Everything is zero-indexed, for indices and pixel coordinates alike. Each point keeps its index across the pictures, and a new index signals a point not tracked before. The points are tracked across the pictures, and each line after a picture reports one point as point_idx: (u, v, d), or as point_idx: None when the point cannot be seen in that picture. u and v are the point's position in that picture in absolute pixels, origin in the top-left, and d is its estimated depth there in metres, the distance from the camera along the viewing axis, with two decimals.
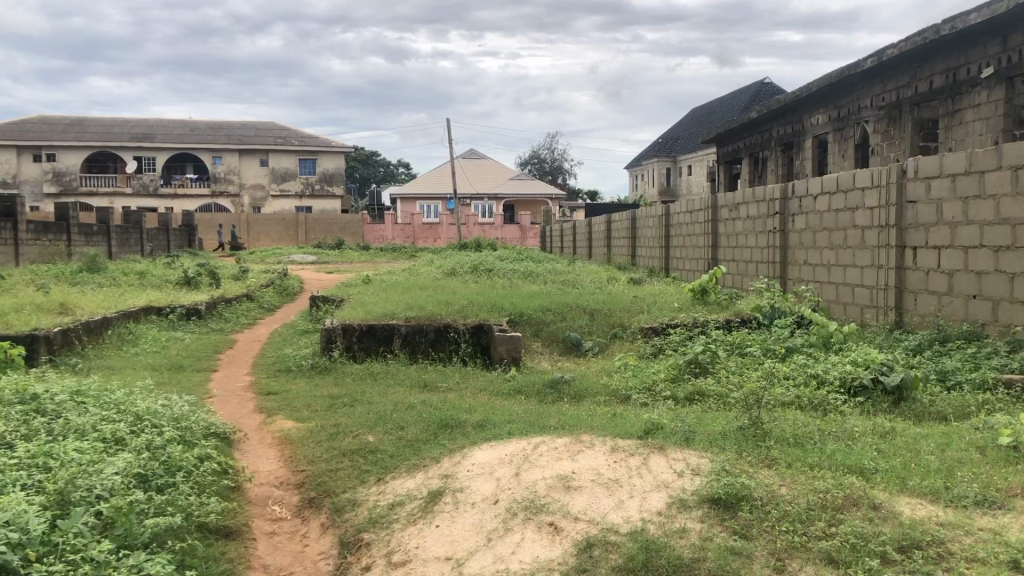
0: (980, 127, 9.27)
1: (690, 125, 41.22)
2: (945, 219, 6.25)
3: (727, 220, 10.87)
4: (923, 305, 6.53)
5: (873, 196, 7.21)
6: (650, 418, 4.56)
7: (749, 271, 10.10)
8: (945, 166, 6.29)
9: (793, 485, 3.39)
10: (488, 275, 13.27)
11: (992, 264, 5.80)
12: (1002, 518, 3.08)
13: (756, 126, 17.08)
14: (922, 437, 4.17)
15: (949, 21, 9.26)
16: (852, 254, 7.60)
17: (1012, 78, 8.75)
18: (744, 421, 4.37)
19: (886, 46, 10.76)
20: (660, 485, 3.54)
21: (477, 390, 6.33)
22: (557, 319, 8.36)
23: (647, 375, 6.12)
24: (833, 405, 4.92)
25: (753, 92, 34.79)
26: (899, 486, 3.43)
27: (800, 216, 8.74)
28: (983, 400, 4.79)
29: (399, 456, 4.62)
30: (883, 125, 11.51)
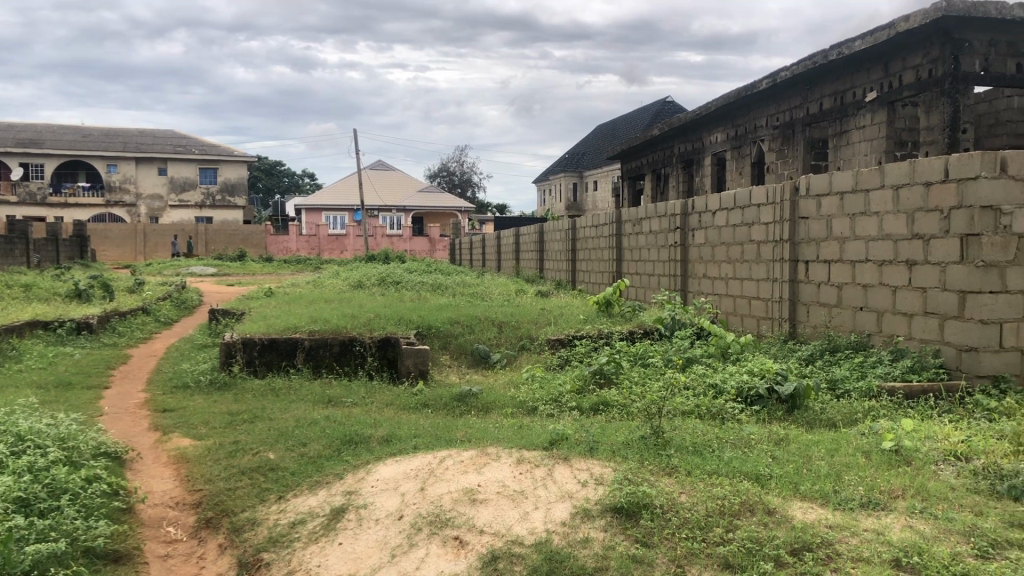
0: (866, 148, 9.80)
1: (596, 142, 42.03)
2: (835, 234, 6.57)
3: (630, 235, 11.13)
4: (815, 317, 6.85)
5: (769, 212, 7.52)
6: (556, 429, 4.61)
7: (652, 284, 10.38)
8: (834, 184, 6.60)
9: (692, 493, 3.49)
10: (395, 288, 13.16)
11: (877, 277, 6.10)
12: (885, 519, 3.25)
13: (657, 144, 17.59)
14: (813, 443, 4.35)
15: (836, 47, 9.74)
16: (749, 267, 7.90)
17: (892, 102, 9.28)
18: (646, 431, 4.46)
19: (779, 68, 11.25)
20: (565, 496, 3.58)
21: (383, 404, 6.26)
22: (465, 331, 8.35)
23: (554, 386, 6.18)
24: (731, 414, 5.08)
25: (655, 111, 35.76)
26: (791, 491, 3.58)
27: (700, 231, 9.02)
28: (869, 407, 5.05)
29: (301, 473, 4.51)
30: (777, 144, 12.04)
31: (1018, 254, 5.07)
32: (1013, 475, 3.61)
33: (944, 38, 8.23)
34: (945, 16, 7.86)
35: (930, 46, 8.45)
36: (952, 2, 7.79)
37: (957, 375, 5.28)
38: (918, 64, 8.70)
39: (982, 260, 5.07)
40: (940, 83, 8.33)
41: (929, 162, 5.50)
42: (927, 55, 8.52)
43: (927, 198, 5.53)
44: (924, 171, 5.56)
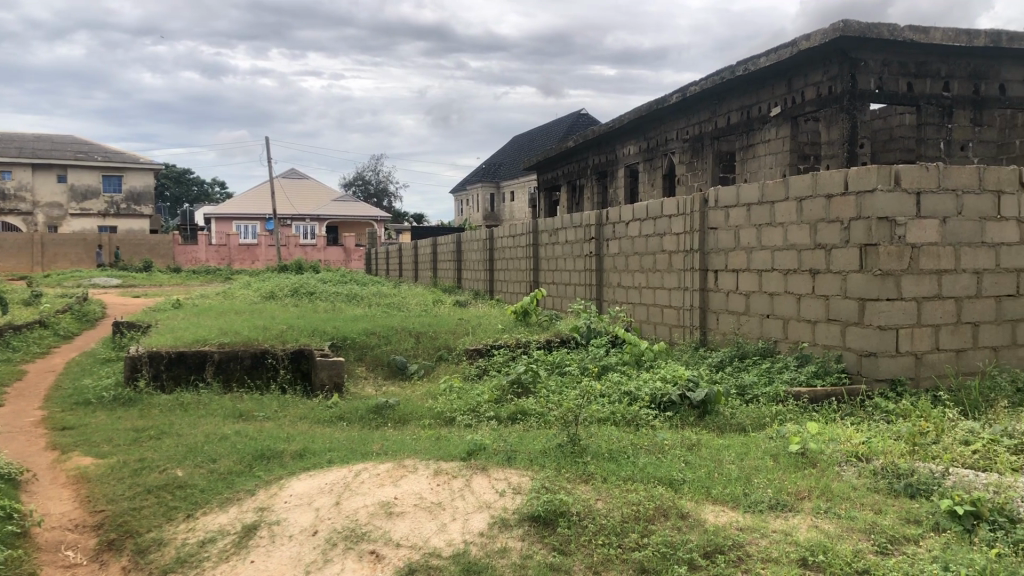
0: (771, 161, 10.16)
1: (513, 153, 42.29)
2: (743, 245, 6.80)
3: (546, 245, 11.23)
4: (725, 324, 7.08)
5: (680, 222, 7.72)
6: (473, 439, 4.61)
7: (568, 293, 10.50)
8: (741, 196, 6.83)
9: (608, 499, 3.53)
10: (309, 298, 12.93)
11: (782, 286, 6.33)
12: (792, 520, 3.36)
13: (572, 155, 17.83)
14: (724, 447, 4.47)
15: (742, 64, 10.07)
16: (661, 277, 8.09)
17: (795, 118, 9.65)
18: (562, 439, 4.50)
19: (688, 83, 11.57)
20: (482, 506, 3.57)
21: (296, 418, 6.12)
22: (381, 342, 8.26)
23: (471, 396, 6.17)
24: (645, 420, 5.17)
25: (571, 123, 36.21)
26: (704, 495, 3.67)
27: (614, 241, 9.18)
28: (777, 411, 5.23)
29: (210, 490, 4.37)
30: (687, 157, 12.38)
31: (912, 263, 5.33)
32: (909, 473, 3.80)
33: (842, 57, 8.62)
34: (843, 35, 8.23)
35: (830, 64, 8.84)
36: (849, 23, 8.17)
37: (857, 379, 5.51)
38: (818, 81, 9.08)
39: (879, 269, 5.31)
40: (839, 100, 8.71)
41: (829, 175, 5.73)
42: (827, 73, 8.91)
43: (828, 210, 5.76)
44: (825, 184, 5.78)
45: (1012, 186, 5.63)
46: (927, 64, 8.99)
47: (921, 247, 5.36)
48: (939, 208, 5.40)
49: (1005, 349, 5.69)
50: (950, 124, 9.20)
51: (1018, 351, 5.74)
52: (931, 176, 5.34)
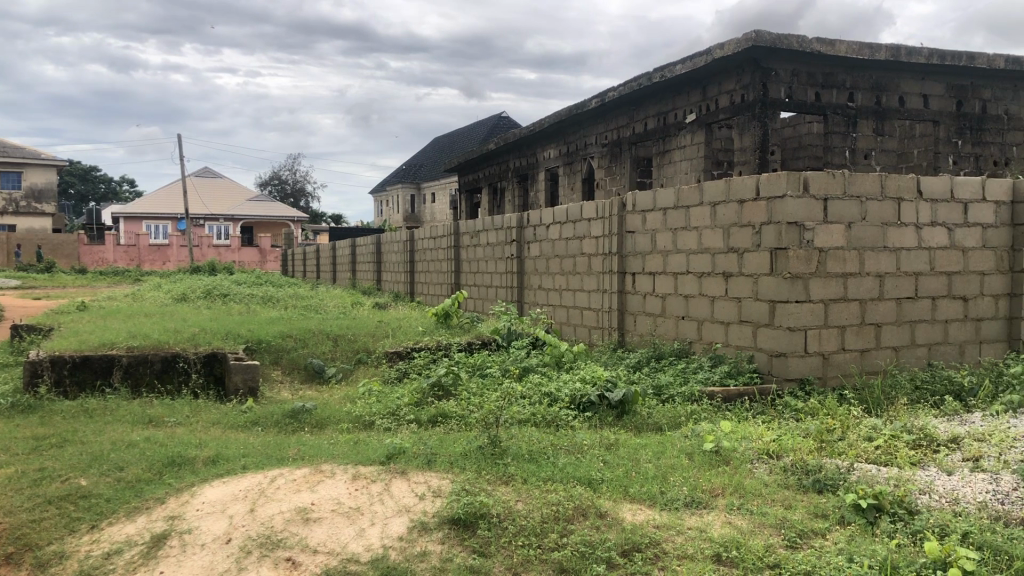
0: (686, 166, 10.41)
1: (433, 155, 42.14)
2: (659, 248, 6.93)
3: (467, 247, 11.23)
4: (642, 326, 7.21)
5: (598, 226, 7.82)
6: (393, 443, 4.57)
7: (489, 295, 10.53)
8: (657, 201, 6.97)
9: (528, 500, 3.55)
10: (223, 300, 12.59)
11: (697, 288, 6.48)
12: (707, 517, 3.45)
13: (492, 158, 17.88)
14: (641, 447, 4.55)
15: (658, 70, 10.28)
16: (580, 279, 8.19)
17: (710, 124, 9.91)
18: (482, 441, 4.50)
19: (607, 89, 11.73)
20: (401, 510, 3.54)
21: (209, 423, 5.94)
22: (298, 345, 8.10)
23: (391, 400, 6.10)
24: (565, 421, 5.21)
25: (491, 126, 36.29)
26: (622, 494, 3.72)
27: (534, 243, 9.24)
28: (692, 410, 5.35)
29: (117, 500, 4.20)
30: (606, 161, 12.57)
31: (819, 266, 5.54)
32: (817, 469, 3.94)
33: (754, 66, 8.90)
34: (755, 45, 8.48)
35: (742, 73, 9.11)
36: (761, 33, 8.43)
37: (768, 379, 5.69)
38: (731, 89, 9.35)
39: (789, 272, 5.49)
40: (751, 108, 8.98)
41: (741, 181, 5.90)
42: (739, 81, 9.17)
43: (741, 215, 5.93)
44: (738, 190, 5.95)
45: (912, 194, 5.90)
46: (833, 76, 9.36)
47: (828, 251, 5.57)
48: (844, 213, 5.62)
49: (905, 349, 5.95)
50: (854, 133, 9.58)
51: (917, 351, 6.01)
52: (837, 183, 5.56)
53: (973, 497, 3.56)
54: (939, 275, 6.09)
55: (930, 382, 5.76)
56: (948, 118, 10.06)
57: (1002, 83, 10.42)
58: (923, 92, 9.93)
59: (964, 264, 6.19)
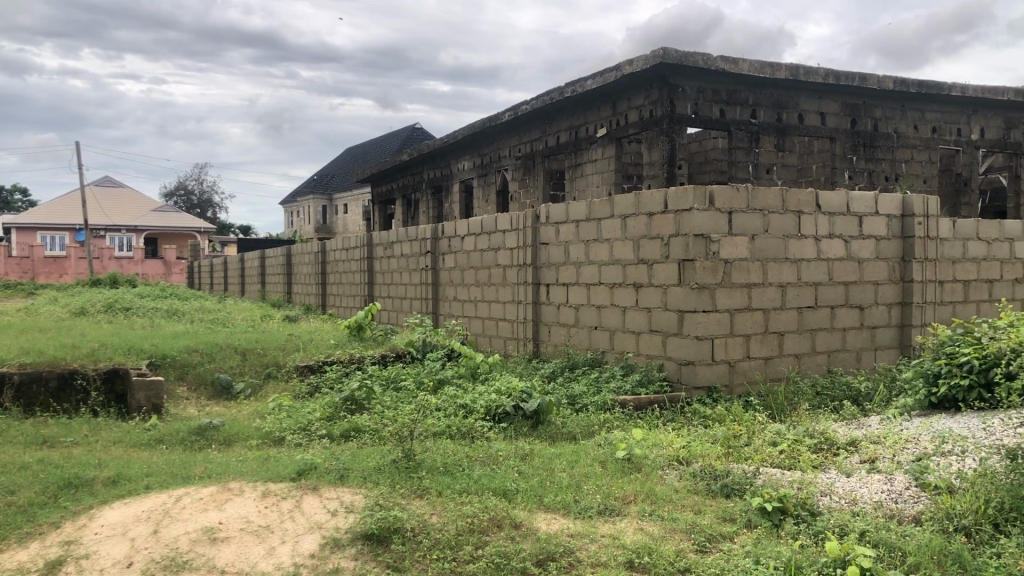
0: (598, 179, 10.59)
1: (347, 166, 41.62)
2: (572, 259, 7.02)
3: (381, 258, 11.14)
4: (556, 337, 7.29)
5: (512, 237, 7.88)
6: (304, 459, 4.48)
7: (403, 307, 10.45)
8: (570, 213, 7.06)
9: (443, 513, 3.53)
10: (124, 314, 12.11)
11: (609, 299, 6.58)
12: (619, 524, 3.50)
13: (406, 169, 17.81)
14: (556, 456, 4.59)
15: (570, 85, 10.43)
16: (495, 290, 8.23)
17: (620, 138, 10.10)
18: (397, 454, 4.45)
19: (520, 102, 11.83)
20: (313, 527, 3.47)
21: (109, 443, 5.69)
22: (205, 360, 7.86)
23: (302, 414, 5.97)
24: (480, 432, 5.20)
25: (404, 138, 36.10)
26: (537, 504, 3.74)
27: (449, 255, 9.24)
28: (605, 419, 5.43)
29: (8, 525, 3.97)
30: (520, 173, 12.68)
31: (725, 277, 5.71)
32: (724, 474, 4.06)
33: (662, 82, 9.13)
34: (663, 62, 8.70)
35: (650, 89, 9.34)
36: (668, 51, 8.65)
37: (677, 387, 5.83)
38: (640, 104, 9.57)
39: (696, 282, 5.64)
40: (659, 123, 9.22)
41: (650, 194, 6.04)
42: (648, 97, 9.40)
43: (650, 227, 6.06)
44: (647, 203, 6.09)
45: (811, 207, 6.16)
46: (737, 93, 9.70)
47: (733, 262, 5.75)
48: (748, 226, 5.82)
49: (807, 357, 6.19)
50: (757, 149, 9.93)
51: (817, 358, 6.26)
52: (741, 197, 5.76)
53: (870, 497, 3.73)
54: (837, 285, 6.35)
55: (829, 388, 6.01)
56: (843, 135, 10.54)
57: (891, 103, 10.98)
58: (820, 110, 10.38)
59: (860, 274, 6.49)
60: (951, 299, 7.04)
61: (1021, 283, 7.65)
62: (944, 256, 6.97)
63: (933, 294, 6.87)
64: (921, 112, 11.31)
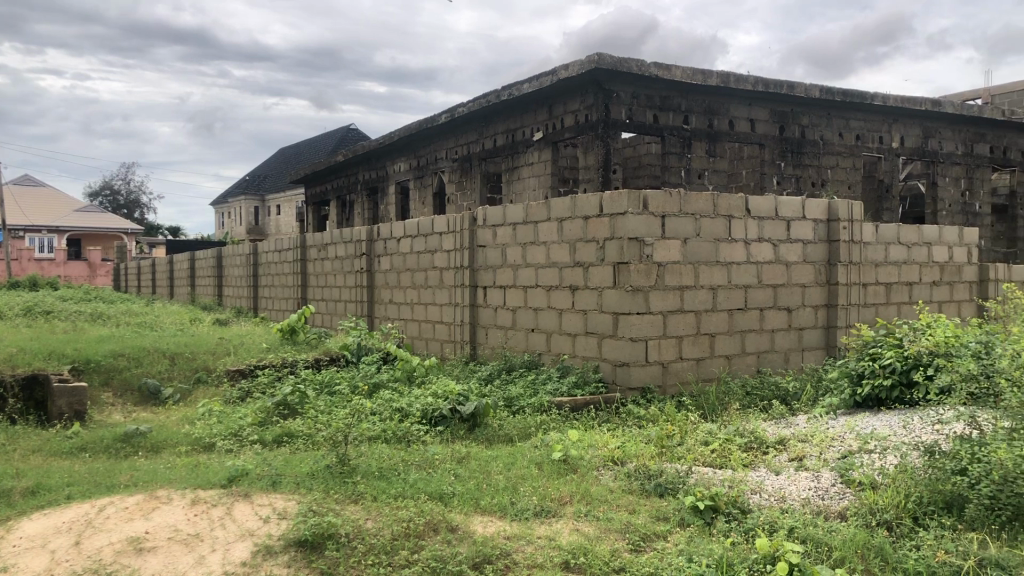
0: (534, 182, 10.65)
1: (280, 167, 40.96)
2: (509, 261, 7.05)
3: (315, 260, 10.98)
4: (493, 339, 7.30)
5: (449, 240, 7.86)
6: (235, 465, 4.38)
7: (338, 310, 10.33)
8: (507, 216, 7.08)
9: (378, 518, 3.50)
10: (45, 318, 11.67)
11: (545, 301, 6.62)
12: (555, 525, 3.52)
13: (341, 170, 17.61)
14: (492, 459, 4.59)
15: (506, 88, 10.45)
16: (431, 293, 8.20)
17: (556, 142, 10.17)
18: (330, 459, 4.39)
19: (456, 104, 11.81)
20: (245, 535, 3.40)
21: (28, 451, 5.48)
22: (131, 365, 7.63)
23: (233, 420, 5.84)
24: (416, 436, 5.17)
25: (339, 139, 35.69)
26: (473, 507, 3.74)
27: (384, 257, 9.17)
28: (541, 421, 5.46)
29: None
30: (457, 176, 12.66)
31: (659, 280, 5.80)
32: (658, 474, 4.12)
33: (597, 87, 9.23)
34: (598, 67, 8.79)
35: (585, 93, 9.42)
36: (603, 56, 8.74)
37: (612, 388, 5.89)
38: (576, 109, 9.66)
39: (630, 285, 5.72)
40: (594, 127, 9.32)
41: (586, 198, 6.10)
42: (583, 102, 9.50)
43: (586, 230, 6.12)
44: (583, 207, 6.14)
45: (741, 212, 6.30)
46: (670, 99, 9.87)
47: (666, 265, 5.85)
48: (680, 230, 5.92)
49: (737, 358, 6.33)
50: (689, 154, 10.12)
51: (747, 359, 6.40)
52: (674, 201, 5.85)
53: (797, 495, 3.83)
54: (766, 287, 6.51)
55: (758, 388, 6.15)
56: (772, 142, 10.81)
57: (817, 111, 11.30)
58: (750, 117, 10.63)
59: (788, 277, 6.66)
60: (874, 301, 7.28)
61: (938, 286, 7.96)
62: (867, 260, 7.21)
63: (856, 297, 7.09)
64: (845, 120, 11.68)
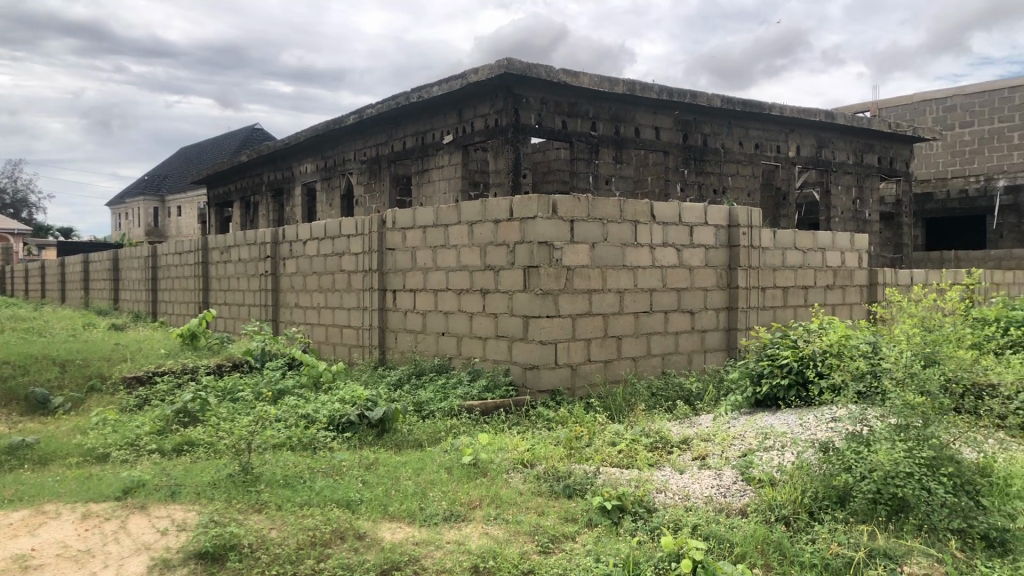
0: (444, 185, 10.62)
1: (181, 167, 39.65)
2: (419, 265, 7.00)
3: (217, 263, 10.66)
4: (402, 343, 7.24)
5: (357, 242, 7.76)
6: (130, 476, 4.21)
7: (241, 314, 10.05)
8: (416, 219, 7.04)
9: (283, 527, 3.42)
10: None
11: (456, 304, 6.61)
12: (465, 530, 3.52)
13: (245, 171, 17.17)
14: (401, 464, 4.55)
15: (415, 90, 10.39)
16: (339, 296, 8.07)
17: (466, 146, 10.18)
18: (233, 468, 4.27)
19: (365, 105, 11.67)
20: (140, 549, 3.27)
21: None
22: (17, 373, 7.23)
23: (129, 429, 5.61)
24: (322, 443, 5.07)
25: (244, 139, 34.80)
26: (381, 513, 3.70)
27: (290, 260, 8.98)
28: (450, 425, 5.44)
29: None
30: (365, 178, 12.52)
31: (567, 284, 5.87)
32: (567, 475, 4.17)
33: (506, 92, 9.28)
34: (507, 72, 8.84)
35: (495, 98, 9.46)
36: (512, 61, 8.80)
37: (522, 391, 5.93)
38: (486, 113, 9.69)
39: (540, 288, 5.77)
40: (504, 132, 9.36)
41: (495, 202, 6.12)
42: (493, 106, 9.53)
43: (496, 234, 6.14)
44: (493, 210, 6.16)
45: (646, 217, 6.44)
46: (577, 105, 10.00)
47: (574, 269, 5.92)
48: (588, 234, 6.01)
49: (643, 359, 6.47)
50: (597, 160, 10.28)
51: (652, 361, 6.54)
52: (582, 206, 5.94)
53: (701, 493, 3.93)
54: (670, 291, 6.67)
55: (663, 389, 6.29)
56: (676, 149, 11.10)
57: (719, 120, 11.67)
58: (655, 125, 10.88)
59: (691, 281, 6.84)
60: (772, 304, 7.56)
61: (832, 289, 8.32)
62: (765, 264, 7.47)
63: (755, 300, 7.34)
64: (745, 129, 12.08)
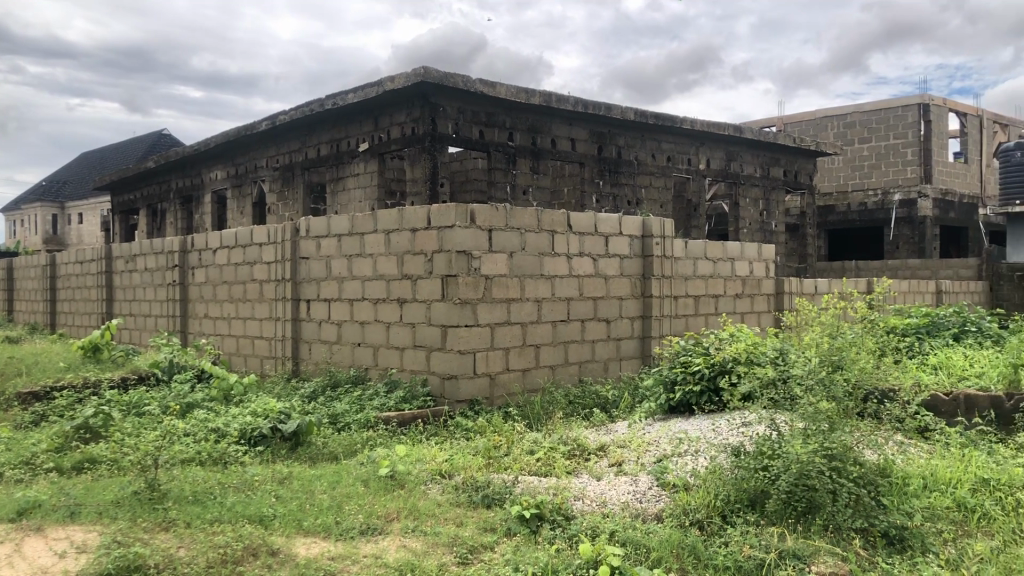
0: (360, 193, 10.50)
1: (83, 171, 38.07)
2: (334, 274, 6.90)
3: (122, 272, 10.26)
4: (317, 354, 7.11)
5: (270, 252, 7.59)
6: (25, 497, 4.00)
7: (147, 325, 9.70)
8: (331, 227, 6.94)
9: (191, 546, 3.30)
10: None
11: (372, 314, 6.53)
12: (382, 543, 3.47)
13: (152, 177, 16.60)
14: (316, 478, 4.46)
15: (330, 97, 10.25)
16: (251, 307, 7.87)
17: (382, 153, 10.09)
18: (138, 485, 4.10)
19: (278, 112, 11.46)
20: (36, 572, 3.11)
21: None
22: None
23: (24, 447, 5.33)
24: (233, 458, 4.92)
25: (151, 143, 33.67)
26: (295, 528, 3.61)
27: (199, 269, 8.72)
28: (367, 437, 5.36)
29: None
30: (278, 185, 12.27)
31: (486, 293, 5.88)
32: (485, 485, 4.16)
33: (424, 100, 9.25)
34: (424, 81, 8.82)
35: (412, 106, 9.42)
36: (429, 70, 8.78)
37: (440, 401, 5.90)
38: (402, 121, 9.63)
39: (458, 298, 5.76)
40: (421, 141, 9.34)
41: (413, 211, 6.09)
42: (410, 114, 9.48)
43: (413, 243, 6.11)
44: (410, 219, 6.13)
45: (563, 227, 6.51)
46: (495, 115, 10.05)
47: (493, 278, 5.93)
48: (506, 243, 6.03)
49: (560, 368, 6.52)
50: (514, 170, 10.34)
51: (569, 369, 6.60)
52: (500, 215, 5.96)
53: (617, 499, 3.99)
54: (586, 300, 6.75)
55: (580, 397, 6.35)
56: (591, 161, 11.27)
57: (633, 132, 11.90)
58: (570, 136, 11.02)
59: (606, 289, 6.95)
60: (683, 313, 7.73)
61: (740, 298, 8.57)
62: (677, 274, 7.65)
63: (668, 309, 7.50)
64: (658, 142, 12.35)
